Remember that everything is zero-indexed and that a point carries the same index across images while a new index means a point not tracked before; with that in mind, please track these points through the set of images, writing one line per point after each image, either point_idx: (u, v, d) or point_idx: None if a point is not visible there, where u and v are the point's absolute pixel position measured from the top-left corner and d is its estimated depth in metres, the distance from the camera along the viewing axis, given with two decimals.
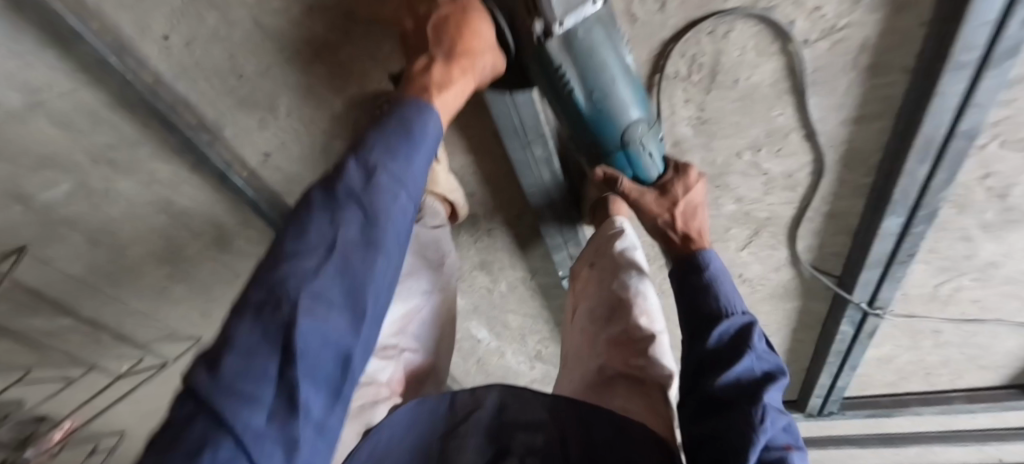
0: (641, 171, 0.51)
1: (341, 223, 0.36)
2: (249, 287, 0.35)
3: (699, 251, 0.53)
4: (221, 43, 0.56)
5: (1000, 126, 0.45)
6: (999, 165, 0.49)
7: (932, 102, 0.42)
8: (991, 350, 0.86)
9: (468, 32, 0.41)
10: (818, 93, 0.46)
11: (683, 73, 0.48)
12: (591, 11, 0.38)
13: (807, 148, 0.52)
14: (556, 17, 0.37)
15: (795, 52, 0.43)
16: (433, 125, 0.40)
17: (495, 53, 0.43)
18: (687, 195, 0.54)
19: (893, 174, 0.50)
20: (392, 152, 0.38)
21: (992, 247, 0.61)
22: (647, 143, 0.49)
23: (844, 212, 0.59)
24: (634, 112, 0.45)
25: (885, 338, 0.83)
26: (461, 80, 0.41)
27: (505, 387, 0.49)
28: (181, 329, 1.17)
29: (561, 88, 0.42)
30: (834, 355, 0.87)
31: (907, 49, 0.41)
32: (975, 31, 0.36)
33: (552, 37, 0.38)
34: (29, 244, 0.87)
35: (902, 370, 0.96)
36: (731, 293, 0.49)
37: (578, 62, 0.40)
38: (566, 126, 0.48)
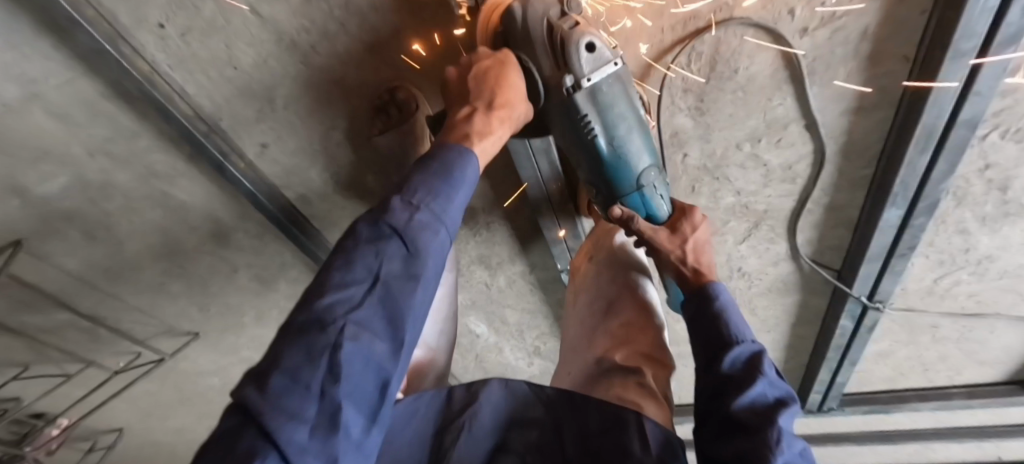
0: (653, 210, 0.54)
1: (386, 256, 0.37)
2: (294, 313, 0.35)
3: (709, 283, 0.51)
4: (217, 33, 0.55)
5: (1000, 116, 0.45)
6: (998, 157, 0.49)
7: (932, 91, 0.42)
8: (991, 345, 0.85)
9: (505, 85, 0.43)
10: (817, 83, 0.46)
11: (682, 64, 0.48)
12: (613, 70, 0.43)
13: (806, 139, 0.52)
14: (585, 73, 0.42)
15: (795, 40, 0.43)
16: (472, 169, 0.43)
17: (527, 104, 0.47)
18: (695, 233, 0.54)
19: (894, 164, 0.50)
20: (434, 193, 0.40)
21: (992, 239, 0.60)
22: (658, 186, 0.52)
23: (843, 205, 0.59)
24: (645, 158, 0.49)
25: (884, 333, 0.83)
26: (498, 130, 0.45)
27: (501, 381, 0.48)
28: (178, 324, 1.16)
29: (582, 134, 0.46)
30: (834, 351, 0.87)
31: (906, 38, 0.41)
32: (976, 18, 0.35)
33: (581, 89, 0.43)
34: (25, 238, 0.87)
35: (901, 365, 0.96)
36: (739, 321, 0.48)
37: (601, 112, 0.45)
38: (583, 170, 0.51)
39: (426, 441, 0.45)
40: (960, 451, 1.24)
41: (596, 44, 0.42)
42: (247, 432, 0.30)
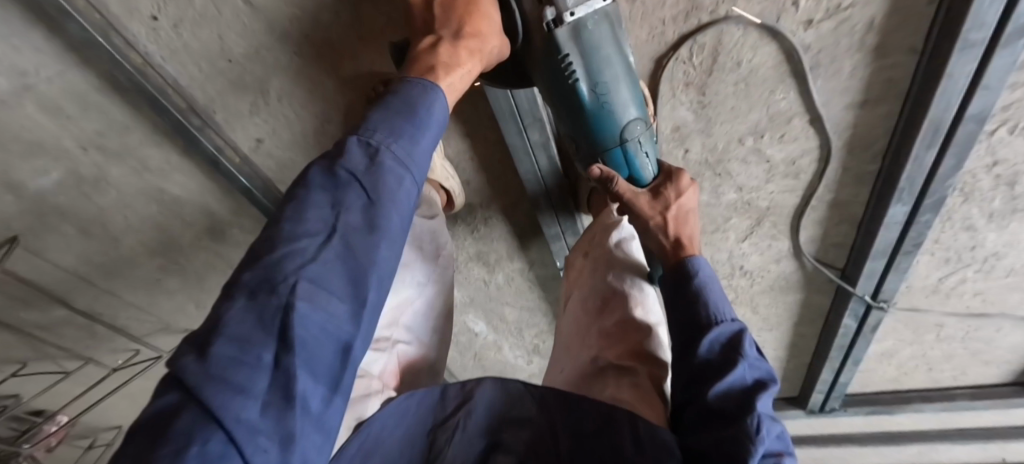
0: (636, 172, 0.52)
1: (342, 206, 0.37)
2: (243, 269, 0.34)
3: (688, 258, 0.50)
4: (210, 24, 0.54)
5: (1010, 110, 0.44)
6: (1005, 152, 0.48)
7: (940, 84, 0.41)
8: (996, 345, 0.84)
9: (476, 15, 0.42)
10: (821, 76, 0.45)
11: (684, 55, 0.46)
12: (600, 6, 0.40)
13: (811, 133, 0.51)
14: (568, 6, 0.39)
15: (800, 31, 0.42)
16: (438, 108, 0.41)
17: (502, 38, 0.44)
18: (679, 200, 0.53)
19: (900, 159, 0.49)
20: (397, 134, 0.39)
21: (1000, 236, 0.59)
22: (642, 143, 0.50)
23: (847, 201, 0.58)
24: (632, 111, 0.46)
25: (887, 332, 0.82)
26: (467, 62, 0.42)
27: (496, 380, 0.46)
28: (174, 322, 1.15)
29: (563, 78, 0.43)
30: (837, 349, 0.86)
31: (914, 29, 0.40)
32: (986, 8, 0.34)
33: (563, 25, 0.40)
34: (20, 235, 0.86)
35: (903, 365, 0.95)
36: (720, 299, 0.46)
37: (585, 54, 0.41)
38: (564, 123, 0.48)
39: (420, 442, 0.43)
40: (964, 452, 1.23)
41: None
42: (188, 411, 0.28)
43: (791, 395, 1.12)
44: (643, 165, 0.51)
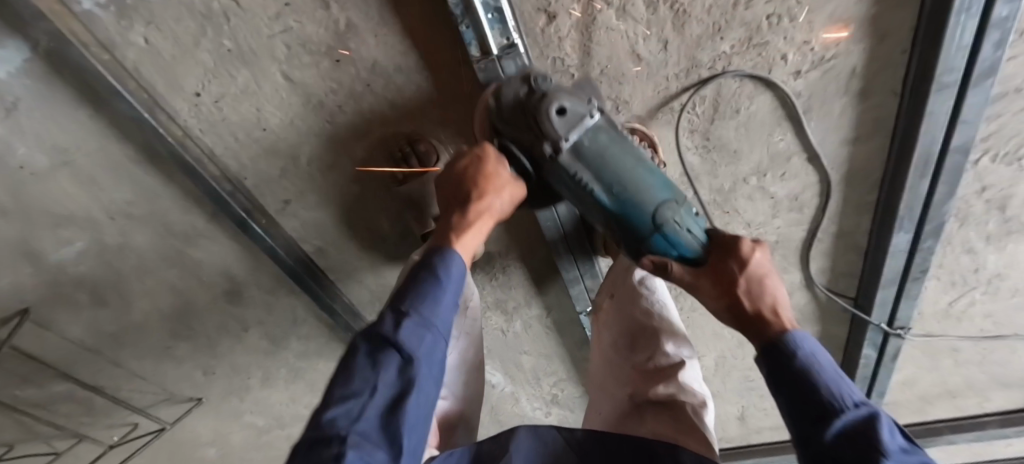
0: (686, 250, 0.49)
1: (381, 367, 0.41)
2: (306, 431, 0.40)
3: (782, 336, 0.46)
4: (248, 99, 0.59)
5: (990, 141, 0.48)
6: (992, 178, 0.52)
7: (923, 121, 0.45)
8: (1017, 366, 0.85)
9: (482, 177, 0.47)
10: (815, 119, 0.50)
11: (688, 106, 0.51)
12: (591, 124, 0.45)
13: (810, 170, 0.55)
14: (560, 134, 0.44)
15: (790, 80, 0.47)
16: (456, 266, 0.47)
17: (511, 187, 0.49)
18: (747, 270, 0.49)
19: (896, 190, 0.53)
20: (421, 298, 0.45)
21: (1003, 258, 0.62)
22: (683, 220, 0.48)
23: (851, 231, 0.61)
24: (661, 195, 0.46)
25: (907, 360, 0.83)
26: (475, 223, 0.48)
27: (530, 428, 0.47)
28: (179, 390, 1.14)
29: (581, 190, 0.46)
30: (860, 382, 0.85)
31: (893, 75, 0.44)
32: (953, 54, 0.39)
33: (562, 150, 0.45)
34: (32, 306, 0.87)
35: (927, 393, 0.94)
36: (835, 379, 0.43)
37: (593, 166, 0.45)
38: (605, 229, 0.50)
39: None
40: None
41: (566, 107, 0.44)
42: None
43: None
44: (695, 243, 0.48)
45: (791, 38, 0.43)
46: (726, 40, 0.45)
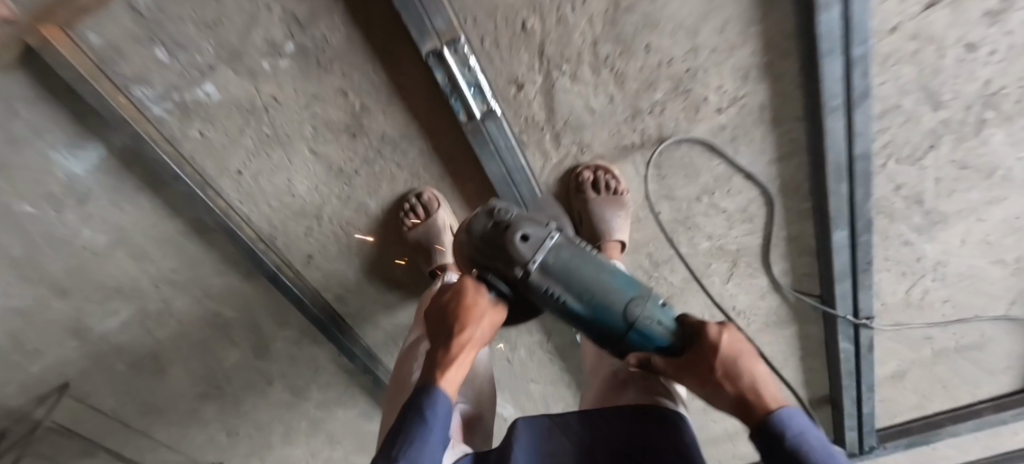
0: (662, 342, 0.50)
1: None
2: None
3: (770, 416, 0.41)
4: (281, 172, 0.71)
5: (888, 148, 0.59)
6: (901, 178, 0.62)
7: (826, 138, 0.56)
8: (992, 352, 0.91)
9: (464, 308, 0.50)
10: (742, 143, 0.61)
11: (638, 142, 0.62)
12: (554, 243, 0.52)
13: (750, 185, 0.65)
14: (528, 258, 0.51)
15: (715, 116, 0.58)
16: (443, 404, 0.46)
17: (491, 313, 0.52)
18: (721, 351, 0.46)
19: (823, 195, 0.62)
20: (409, 438, 0.42)
21: (937, 246, 0.71)
22: (653, 313, 0.50)
23: (800, 235, 0.70)
24: (624, 293, 0.50)
25: (886, 352, 0.89)
26: (461, 354, 0.49)
27: (524, 420, 0.52)
28: (201, 456, 1.23)
29: (557, 302, 0.52)
30: (847, 381, 0.91)
31: (793, 104, 0.56)
32: (831, 85, 0.51)
33: (532, 271, 0.51)
34: (69, 381, 0.99)
35: (919, 387, 0.99)
36: (830, 459, 0.38)
37: (561, 279, 0.51)
38: (585, 334, 0.54)
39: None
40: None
41: (529, 233, 0.52)
42: None
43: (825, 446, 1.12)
44: (668, 333, 0.50)
45: (707, 85, 0.56)
46: (658, 92, 0.57)
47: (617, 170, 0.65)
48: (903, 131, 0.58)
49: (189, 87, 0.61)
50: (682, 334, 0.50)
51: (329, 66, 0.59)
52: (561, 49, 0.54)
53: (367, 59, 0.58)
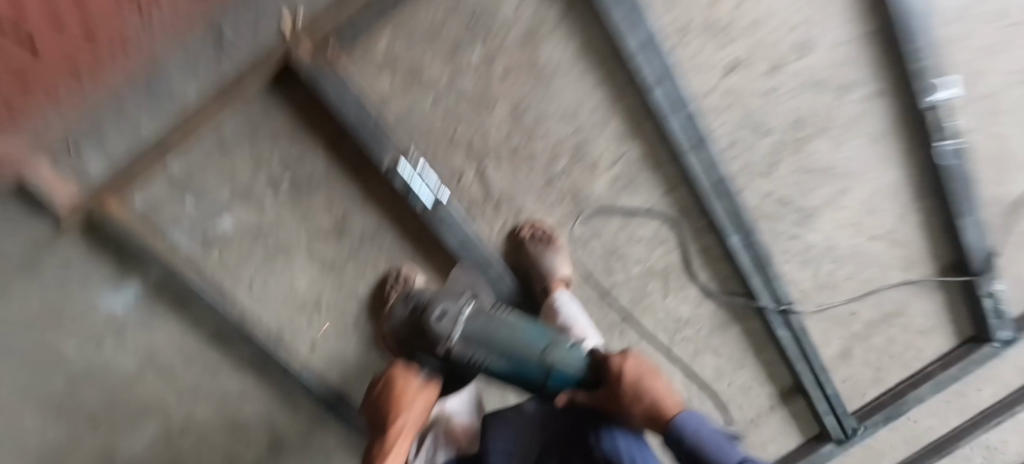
0: (569, 375, 0.68)
1: None
2: None
3: (674, 421, 0.59)
4: (280, 275, 0.84)
5: (740, 172, 0.82)
6: (761, 189, 0.83)
7: (691, 171, 0.77)
8: (927, 326, 1.00)
9: (395, 400, 0.67)
10: (634, 185, 0.81)
11: (558, 198, 0.81)
12: (468, 316, 0.69)
13: (653, 215, 0.83)
14: (449, 336, 0.67)
15: (609, 169, 0.80)
16: None
17: (421, 396, 0.68)
18: (630, 378, 0.64)
19: (708, 212, 0.82)
20: None
21: (819, 235, 0.88)
22: (557, 356, 0.67)
23: (707, 246, 0.86)
24: (532, 345, 0.67)
25: (823, 333, 0.97)
26: (398, 441, 0.65)
27: (495, 418, 0.73)
28: None
29: (483, 364, 0.68)
30: (808, 373, 0.98)
31: (659, 152, 0.79)
32: (678, 134, 0.74)
33: (456, 346, 0.67)
34: None
35: (877, 362, 1.02)
36: (717, 444, 0.55)
37: (482, 346, 0.67)
38: (512, 382, 0.70)
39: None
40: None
41: (444, 314, 0.68)
42: None
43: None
44: (576, 369, 0.68)
45: (596, 145, 0.78)
46: (563, 163, 0.79)
47: (547, 224, 0.82)
48: (745, 151, 0.80)
49: (208, 222, 0.78)
50: (602, 365, 0.68)
51: (317, 189, 0.78)
52: (485, 145, 0.76)
53: (342, 174, 0.77)
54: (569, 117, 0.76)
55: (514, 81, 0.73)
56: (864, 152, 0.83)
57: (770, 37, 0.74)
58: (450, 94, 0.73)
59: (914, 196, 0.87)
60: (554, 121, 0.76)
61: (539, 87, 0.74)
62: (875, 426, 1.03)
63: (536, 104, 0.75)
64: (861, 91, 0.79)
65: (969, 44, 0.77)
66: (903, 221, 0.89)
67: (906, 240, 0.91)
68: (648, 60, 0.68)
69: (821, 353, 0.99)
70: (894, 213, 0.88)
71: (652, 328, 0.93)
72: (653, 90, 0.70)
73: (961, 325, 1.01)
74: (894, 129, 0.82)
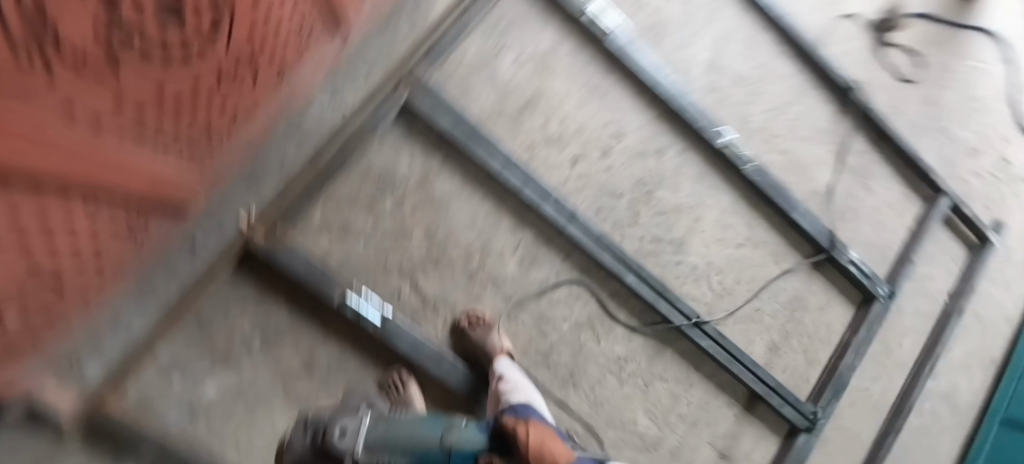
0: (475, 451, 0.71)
1: None
2: None
3: None
4: (265, 424, 0.91)
5: (613, 227, 1.06)
6: (634, 235, 1.07)
7: (571, 236, 1.02)
8: (825, 302, 1.16)
9: None
10: (537, 260, 1.03)
11: (483, 286, 1.01)
12: (368, 424, 0.73)
13: (562, 278, 1.04)
14: (348, 448, 0.70)
15: (514, 253, 1.02)
16: None
17: None
18: (542, 448, 0.67)
19: (599, 263, 1.04)
20: None
21: (696, 254, 1.09)
22: (461, 437, 0.72)
23: (613, 290, 1.06)
24: (434, 434, 0.71)
25: (745, 335, 1.12)
26: None
27: None
28: None
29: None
30: (746, 373, 1.10)
31: (545, 231, 1.04)
32: (551, 213, 1.01)
33: (359, 455, 0.71)
34: None
35: (812, 350, 1.15)
36: None
37: (387, 448, 0.71)
38: None
39: None
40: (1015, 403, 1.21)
41: (344, 427, 0.72)
42: None
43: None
44: (479, 444, 0.72)
45: (498, 238, 1.01)
46: (478, 259, 1.00)
47: (480, 309, 0.99)
48: (610, 210, 1.06)
49: (195, 394, 0.87)
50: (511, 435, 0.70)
51: (284, 338, 0.93)
52: (413, 262, 0.98)
53: (306, 318, 0.94)
54: (471, 224, 1.00)
55: (423, 210, 0.99)
56: (697, 186, 1.10)
57: (591, 135, 1.06)
58: (377, 232, 0.97)
59: (749, 205, 1.13)
60: (460, 229, 1.00)
61: (442, 209, 0.99)
62: (829, 405, 1.12)
63: (444, 222, 0.99)
64: (674, 149, 1.10)
65: (726, 100, 1.11)
66: (753, 226, 1.12)
67: (764, 239, 1.13)
68: (512, 174, 1.00)
69: (750, 353, 1.12)
70: (743, 222, 1.12)
71: (595, 374, 1.04)
72: (522, 190, 1.00)
73: (851, 292, 1.17)
74: (709, 165, 1.11)
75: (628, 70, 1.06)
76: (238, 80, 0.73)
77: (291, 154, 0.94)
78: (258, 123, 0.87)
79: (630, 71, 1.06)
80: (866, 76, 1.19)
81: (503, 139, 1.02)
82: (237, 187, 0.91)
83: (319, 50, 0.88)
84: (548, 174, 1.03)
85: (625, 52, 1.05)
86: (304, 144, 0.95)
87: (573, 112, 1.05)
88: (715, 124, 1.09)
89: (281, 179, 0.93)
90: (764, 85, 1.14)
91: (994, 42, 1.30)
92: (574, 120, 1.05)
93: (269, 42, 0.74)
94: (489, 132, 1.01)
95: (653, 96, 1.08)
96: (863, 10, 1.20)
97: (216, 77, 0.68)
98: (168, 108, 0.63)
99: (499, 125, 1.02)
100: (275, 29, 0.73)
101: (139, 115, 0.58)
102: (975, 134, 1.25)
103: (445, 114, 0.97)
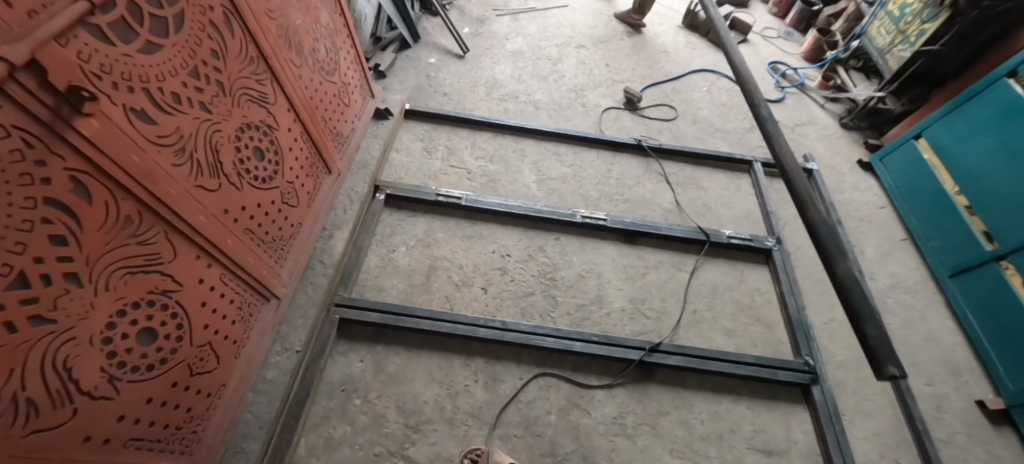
0: None
1: None
2: None
3: None
4: None
5: (542, 318, 1.23)
6: (561, 314, 1.24)
7: (515, 342, 1.17)
8: (740, 275, 1.34)
9: None
10: (499, 377, 1.15)
11: (468, 425, 1.08)
12: None
13: (527, 379, 1.15)
14: None
15: (476, 381, 1.14)
16: None
17: None
18: None
19: (549, 350, 1.18)
20: None
21: (617, 299, 1.27)
22: None
23: (576, 364, 1.18)
24: None
25: (704, 335, 1.22)
26: None
27: None
28: None
29: None
30: (724, 364, 1.15)
31: (494, 352, 1.19)
32: (486, 334, 1.18)
33: None
34: None
35: (762, 315, 1.27)
36: None
37: None
38: None
39: None
40: (941, 255, 1.34)
41: None
42: None
43: (863, 404, 1.13)
44: None
45: (458, 378, 1.14)
46: (452, 403, 1.11)
47: (478, 447, 1.04)
48: (532, 306, 1.25)
49: None
50: None
51: None
52: (397, 440, 1.05)
53: None
54: (430, 379, 1.14)
55: (388, 391, 1.11)
56: (584, 253, 1.35)
57: (488, 264, 1.32)
58: (358, 431, 1.06)
59: (631, 245, 1.38)
60: (424, 388, 1.12)
61: (402, 382, 1.13)
62: (812, 350, 1.18)
63: (408, 390, 1.12)
64: (551, 241, 1.37)
65: (564, 194, 1.46)
66: (644, 256, 1.35)
67: (658, 260, 1.35)
68: (441, 322, 1.19)
69: (717, 348, 1.20)
70: (635, 258, 1.35)
71: (605, 444, 1.07)
72: (455, 329, 1.18)
73: (753, 257, 1.38)
74: (583, 237, 1.38)
75: (487, 212, 1.40)
76: (205, 366, 0.96)
77: (264, 409, 1.09)
78: (235, 397, 1.05)
79: (488, 211, 1.40)
80: (643, 131, 1.65)
81: (425, 304, 1.24)
82: (227, 460, 1.02)
83: (261, 317, 1.13)
84: (470, 309, 1.24)
85: (477, 202, 1.40)
86: (272, 396, 1.11)
87: (465, 259, 1.32)
88: (568, 209, 1.41)
89: (264, 434, 1.06)
90: (583, 171, 1.52)
91: (706, 72, 1.90)
92: (469, 263, 1.32)
93: (221, 330, 1.00)
94: (411, 305, 1.23)
95: (514, 216, 1.40)
96: (611, 103, 1.72)
97: (190, 371, 0.92)
98: (163, 409, 0.87)
99: (417, 297, 1.25)
100: (220, 318, 0.99)
101: (143, 425, 0.83)
102: (740, 121, 1.72)
103: (372, 311, 1.19)
